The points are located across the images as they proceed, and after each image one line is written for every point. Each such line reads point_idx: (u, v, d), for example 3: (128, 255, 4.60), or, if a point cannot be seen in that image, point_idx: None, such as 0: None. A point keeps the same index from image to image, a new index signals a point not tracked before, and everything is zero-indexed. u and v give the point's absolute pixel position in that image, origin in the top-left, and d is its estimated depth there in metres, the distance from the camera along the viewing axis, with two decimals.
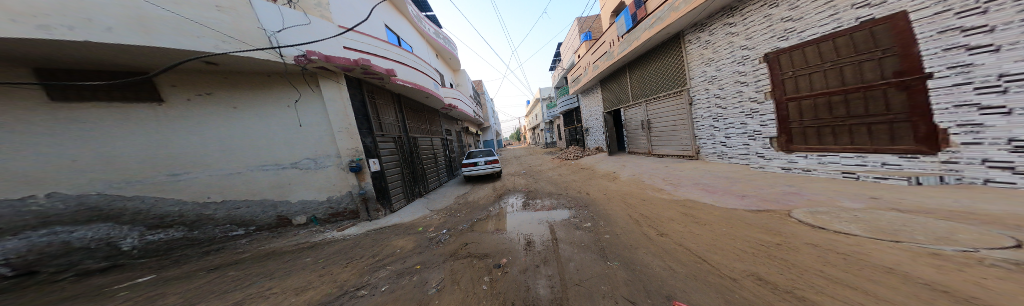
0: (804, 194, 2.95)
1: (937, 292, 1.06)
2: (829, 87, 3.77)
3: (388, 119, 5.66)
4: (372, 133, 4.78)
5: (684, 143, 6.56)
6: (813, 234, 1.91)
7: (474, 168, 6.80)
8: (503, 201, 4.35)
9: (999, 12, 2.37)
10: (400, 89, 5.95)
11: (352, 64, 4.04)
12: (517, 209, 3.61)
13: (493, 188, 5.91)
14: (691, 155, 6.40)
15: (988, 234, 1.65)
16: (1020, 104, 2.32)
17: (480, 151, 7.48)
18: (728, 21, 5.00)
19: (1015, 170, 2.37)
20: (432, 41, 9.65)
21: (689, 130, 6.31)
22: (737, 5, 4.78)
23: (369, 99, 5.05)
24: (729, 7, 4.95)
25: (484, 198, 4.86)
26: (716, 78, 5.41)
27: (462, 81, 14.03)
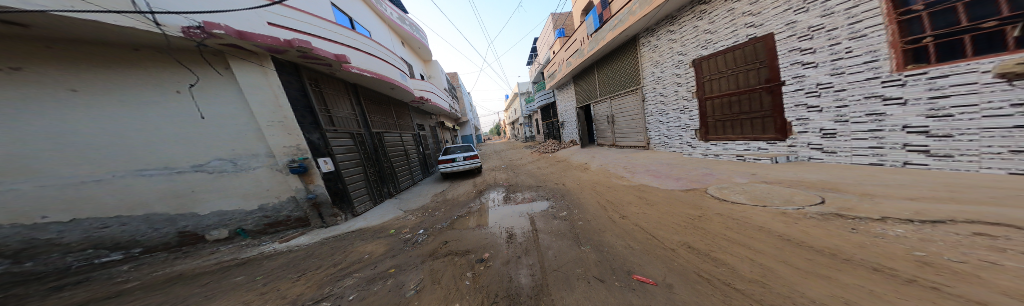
0: (713, 175, 3.83)
1: (787, 241, 1.57)
2: (729, 89, 4.82)
3: (344, 111, 4.97)
4: (320, 128, 4.09)
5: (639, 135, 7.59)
6: (719, 205, 2.54)
7: (452, 165, 6.50)
8: (483, 197, 4.28)
9: (817, 38, 3.48)
10: (355, 78, 5.14)
11: (283, 45, 3.30)
12: (500, 204, 3.64)
13: (470, 184, 5.76)
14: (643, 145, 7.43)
15: (809, 195, 2.50)
16: (826, 104, 3.51)
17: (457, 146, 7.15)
18: (666, 29, 5.86)
19: (823, 149, 3.62)
20: (397, 27, 8.43)
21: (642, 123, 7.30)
22: (671, 17, 5.66)
23: (313, 87, 4.26)
24: (666, 17, 5.77)
25: (463, 195, 4.74)
26: (660, 79, 6.30)
27: (435, 73, 12.72)
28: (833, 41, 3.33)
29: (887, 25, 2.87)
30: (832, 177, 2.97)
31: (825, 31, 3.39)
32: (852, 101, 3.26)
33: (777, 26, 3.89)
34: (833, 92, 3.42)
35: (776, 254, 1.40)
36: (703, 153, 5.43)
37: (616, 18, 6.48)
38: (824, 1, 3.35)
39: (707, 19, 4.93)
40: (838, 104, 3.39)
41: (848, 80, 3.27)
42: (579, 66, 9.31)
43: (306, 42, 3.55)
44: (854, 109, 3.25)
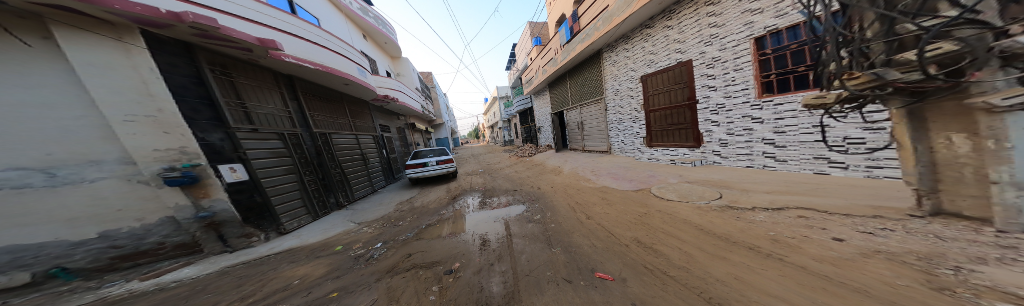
0: (654, 176, 4.57)
1: (703, 232, 1.98)
2: (663, 104, 5.77)
3: (266, 106, 4.07)
4: (224, 126, 3.22)
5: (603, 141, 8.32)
6: (657, 202, 3.04)
7: (423, 170, 5.88)
8: (457, 203, 4.02)
9: (717, 67, 4.51)
10: (287, 68, 4.32)
11: (168, 17, 2.35)
12: (476, 209, 3.49)
13: (439, 191, 5.34)
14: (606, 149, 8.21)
15: (711, 191, 3.25)
16: (722, 121, 4.58)
17: (429, 150, 6.43)
18: (620, 46, 6.70)
19: (721, 155, 4.70)
20: (358, 19, 7.47)
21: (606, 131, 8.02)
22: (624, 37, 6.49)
23: (214, 73, 3.31)
24: (622, 35, 6.50)
25: (435, 201, 4.35)
26: (619, 91, 7.03)
27: (405, 71, 11.67)
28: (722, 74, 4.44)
29: (752, 62, 3.98)
30: (727, 176, 3.90)
31: (722, 63, 4.42)
32: (737, 119, 4.32)
33: (695, 54, 4.84)
34: (726, 111, 4.48)
35: (699, 244, 1.75)
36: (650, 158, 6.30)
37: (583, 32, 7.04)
38: (717, 40, 4.44)
39: (650, 41, 5.76)
40: (729, 121, 4.45)
41: (734, 103, 4.33)
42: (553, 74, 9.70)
43: (211, 20, 2.64)
44: (739, 125, 4.31)
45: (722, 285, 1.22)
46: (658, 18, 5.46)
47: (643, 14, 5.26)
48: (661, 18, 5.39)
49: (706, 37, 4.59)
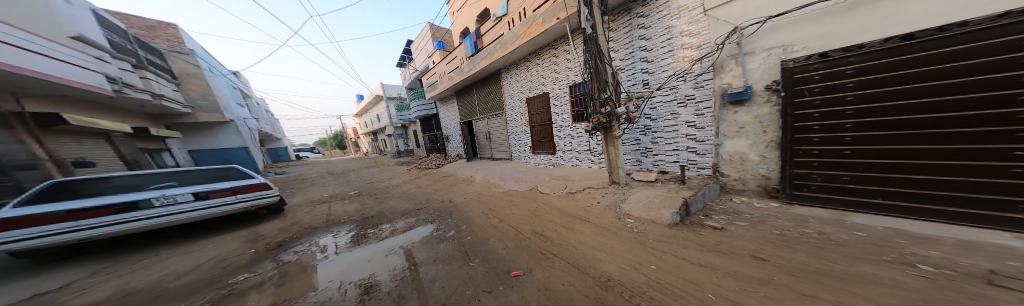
0: (536, 176, 5.82)
1: (570, 224, 2.93)
2: (536, 121, 7.20)
3: None
4: None
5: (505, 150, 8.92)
6: (546, 201, 3.93)
7: (155, 212, 3.25)
8: (264, 262, 2.42)
9: (558, 99, 6.23)
10: None
11: None
12: (342, 250, 2.54)
13: (272, 237, 3.28)
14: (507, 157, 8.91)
15: (562, 183, 4.76)
16: (561, 136, 6.43)
17: (175, 177, 3.70)
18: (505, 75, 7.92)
19: (562, 162, 6.60)
20: None
21: (505, 142, 8.72)
22: (507, 68, 7.73)
23: None
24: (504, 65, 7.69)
25: (266, 257, 2.55)
26: (513, 109, 7.93)
27: None
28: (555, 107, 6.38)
29: (568, 102, 5.96)
30: (569, 172, 5.75)
31: (561, 97, 6.14)
32: (569, 136, 6.19)
33: (550, 87, 6.38)
34: (565, 130, 6.28)
35: (573, 232, 2.62)
36: (528, 161, 7.90)
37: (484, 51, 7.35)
38: (548, 84, 6.43)
39: (530, 72, 6.91)
40: (565, 136, 6.29)
41: (566, 124, 6.23)
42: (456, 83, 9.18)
43: None
44: (569, 140, 6.22)
45: (578, 254, 2.03)
46: (524, 59, 7.03)
47: (521, 50, 6.33)
48: (524, 60, 7.03)
49: (548, 82, 6.39)
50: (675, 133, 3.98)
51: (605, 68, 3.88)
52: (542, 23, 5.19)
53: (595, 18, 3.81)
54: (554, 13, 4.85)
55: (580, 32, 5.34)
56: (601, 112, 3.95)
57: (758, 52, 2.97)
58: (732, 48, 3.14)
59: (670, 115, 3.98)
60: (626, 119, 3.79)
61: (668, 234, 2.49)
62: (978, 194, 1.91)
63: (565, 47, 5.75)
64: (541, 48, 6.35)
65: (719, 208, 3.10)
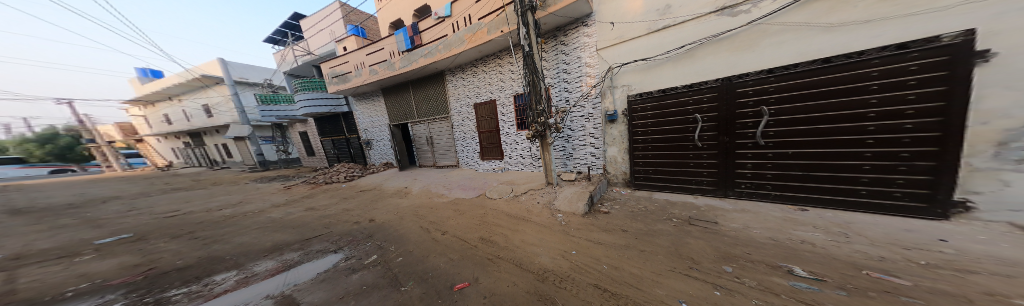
0: (484, 181, 5.81)
1: (509, 225, 3.07)
2: (482, 128, 7.21)
3: None
4: None
5: (452, 157, 8.35)
6: (492, 206, 4.01)
7: None
8: None
9: (503, 107, 6.53)
10: None
11: None
12: None
13: None
14: (454, 164, 8.36)
15: (503, 187, 4.96)
16: (506, 143, 6.72)
17: None
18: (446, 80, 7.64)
19: (508, 167, 6.84)
20: None
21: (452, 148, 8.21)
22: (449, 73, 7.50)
23: None
24: (444, 69, 7.47)
25: None
26: (460, 113, 7.64)
27: None
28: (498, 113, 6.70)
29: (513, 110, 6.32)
30: (514, 177, 6.04)
31: (506, 107, 6.48)
32: (513, 142, 6.56)
33: (496, 95, 6.57)
34: (510, 137, 6.56)
35: (515, 233, 2.73)
36: (475, 168, 7.75)
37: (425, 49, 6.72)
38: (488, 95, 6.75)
39: (476, 78, 6.93)
40: (511, 142, 6.60)
41: (511, 131, 6.53)
42: (386, 78, 7.90)
43: None
44: (514, 146, 6.56)
45: (519, 253, 2.14)
46: (466, 66, 7.07)
47: (467, 56, 6.30)
48: (465, 68, 7.07)
49: (488, 92, 6.73)
50: (584, 142, 4.93)
51: (534, 81, 4.37)
52: (486, 32, 5.31)
53: (531, 37, 4.20)
54: (498, 26, 5.09)
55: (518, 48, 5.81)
56: (538, 122, 4.38)
57: (618, 87, 4.30)
58: (608, 82, 4.38)
59: (581, 127, 4.90)
60: (555, 128, 4.48)
61: (596, 227, 3.00)
62: (685, 174, 3.88)
63: (503, 61, 6.23)
64: (481, 59, 6.63)
65: (612, 196, 4.18)
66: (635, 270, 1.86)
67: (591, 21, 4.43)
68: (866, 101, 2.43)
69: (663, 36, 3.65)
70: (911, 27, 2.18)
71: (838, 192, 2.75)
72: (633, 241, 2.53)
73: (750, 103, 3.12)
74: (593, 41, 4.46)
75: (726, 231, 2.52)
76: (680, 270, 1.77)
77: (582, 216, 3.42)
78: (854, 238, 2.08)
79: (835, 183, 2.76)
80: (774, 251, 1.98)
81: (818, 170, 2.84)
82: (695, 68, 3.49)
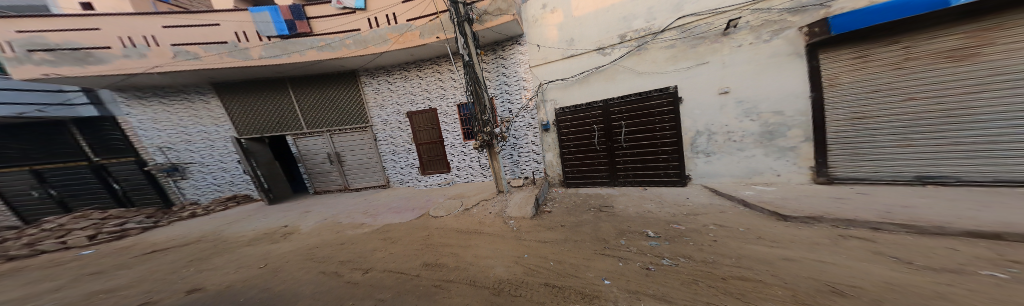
0: (428, 198, 5.26)
1: (461, 241, 2.84)
2: (422, 139, 6.53)
3: None
4: None
5: (382, 175, 7.14)
6: (435, 224, 3.66)
7: None
8: None
9: (447, 116, 6.19)
10: None
11: None
12: None
13: None
14: (385, 184, 7.16)
15: (452, 203, 4.62)
16: (452, 153, 6.35)
17: None
18: (366, 82, 6.56)
19: (456, 179, 6.44)
20: None
21: (381, 163, 7.05)
22: (371, 74, 6.50)
23: None
24: (365, 69, 6.44)
25: None
26: (388, 122, 6.69)
27: None
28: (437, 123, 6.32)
29: (457, 120, 6.08)
30: (465, 189, 5.73)
31: (445, 116, 6.20)
32: (458, 153, 6.28)
33: (437, 103, 6.19)
34: (455, 147, 6.27)
35: (472, 249, 2.56)
36: (412, 185, 6.92)
37: (328, 42, 5.23)
38: (422, 102, 6.30)
39: (408, 83, 6.30)
40: (456, 152, 6.29)
41: (456, 141, 6.25)
42: (241, 68, 5.40)
43: None
44: (460, 157, 6.27)
45: (472, 270, 2.00)
46: (394, 69, 6.35)
47: (395, 57, 5.68)
48: (393, 71, 6.34)
49: (422, 99, 6.28)
50: (528, 149, 5.29)
51: (475, 91, 4.42)
52: (421, 36, 4.98)
53: (470, 48, 4.20)
54: (434, 31, 4.90)
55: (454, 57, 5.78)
56: (484, 131, 4.42)
57: (540, 101, 5.01)
58: (540, 96, 4.99)
59: (525, 136, 5.25)
60: (501, 137, 4.66)
61: (546, 228, 3.19)
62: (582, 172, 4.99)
63: (438, 67, 6.00)
64: (412, 63, 6.16)
65: (553, 197, 4.60)
66: (575, 261, 2.20)
67: (521, 41, 4.92)
68: (668, 117, 4.08)
69: (564, 63, 4.67)
70: (660, 79, 4.07)
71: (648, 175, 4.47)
72: (569, 234, 2.95)
73: (609, 118, 4.55)
74: (526, 58, 4.95)
75: (625, 214, 3.37)
76: (599, 251, 2.37)
77: (531, 218, 3.61)
78: (700, 209, 3.20)
79: (648, 170, 4.44)
80: (667, 230, 2.73)
81: (642, 162, 4.45)
82: (582, 92, 4.67)
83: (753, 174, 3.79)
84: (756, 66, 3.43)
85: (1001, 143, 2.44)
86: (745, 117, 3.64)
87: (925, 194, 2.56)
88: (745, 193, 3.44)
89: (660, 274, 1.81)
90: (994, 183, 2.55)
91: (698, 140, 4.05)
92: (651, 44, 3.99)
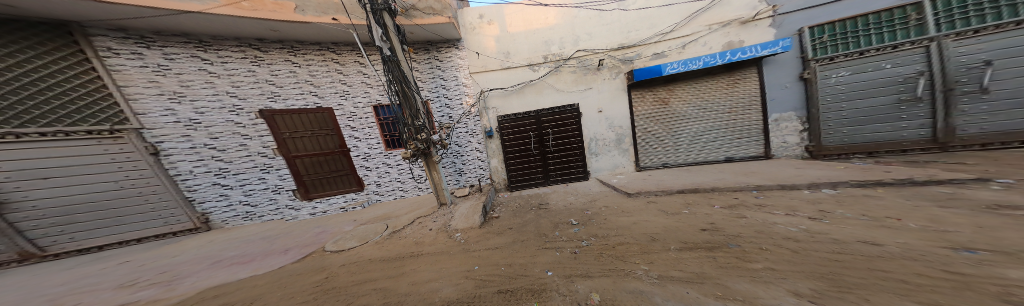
0: (329, 230, 4.35)
1: (393, 271, 2.44)
2: (314, 149, 5.25)
3: None
4: None
5: (187, 211, 4.49)
6: (338, 259, 2.99)
7: None
8: None
9: (357, 121, 5.40)
10: None
11: None
12: None
13: None
14: (200, 225, 4.62)
15: (359, 233, 3.97)
16: (363, 165, 5.58)
17: None
18: (121, 53, 3.83)
19: (373, 193, 5.75)
20: None
21: (187, 191, 4.44)
22: (146, 43, 3.95)
23: None
24: (116, 29, 3.76)
25: None
26: (198, 124, 4.39)
27: None
28: (325, 129, 5.22)
29: (375, 124, 5.46)
30: (388, 209, 5.25)
31: (348, 119, 5.28)
32: (372, 166, 5.61)
33: (333, 103, 5.21)
34: (360, 156, 5.50)
35: (416, 270, 2.39)
36: (275, 218, 5.16)
37: None
38: (285, 99, 4.90)
39: (263, 69, 4.71)
40: (365, 163, 5.59)
41: (361, 152, 5.51)
42: None
43: None
44: (374, 170, 5.70)
45: (414, 299, 1.77)
46: (213, 42, 4.36)
47: (238, 30, 4.14)
48: (214, 46, 4.36)
49: (285, 95, 4.88)
50: (473, 155, 5.57)
51: (400, 92, 3.83)
52: (295, 10, 4.02)
53: (392, 41, 3.65)
54: (325, 10, 4.21)
55: (336, 47, 5.11)
56: (418, 138, 3.93)
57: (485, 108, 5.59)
58: (483, 103, 5.51)
59: (468, 143, 5.52)
60: (440, 144, 4.30)
61: (493, 233, 3.34)
62: (516, 172, 5.71)
63: (308, 56, 4.95)
64: (256, 43, 4.60)
65: (500, 201, 4.95)
66: (523, 260, 2.45)
67: (462, 46, 5.38)
68: (575, 125, 5.54)
69: (496, 74, 5.47)
70: (567, 95, 5.53)
71: (567, 172, 5.68)
72: (516, 235, 3.21)
73: (535, 126, 5.55)
74: (466, 63, 5.38)
75: (558, 208, 4.11)
76: (542, 246, 2.78)
77: (480, 226, 3.64)
78: (590, 194, 4.62)
79: (566, 169, 5.66)
80: (581, 214, 3.68)
81: (562, 162, 5.63)
82: (518, 102, 5.55)
83: (615, 170, 5.65)
84: (611, 94, 5.49)
85: (688, 146, 5.38)
86: (613, 129, 5.57)
87: (670, 172, 5.08)
88: (614, 180, 5.14)
89: (584, 255, 2.40)
90: (690, 165, 5.43)
91: (591, 144, 5.60)
92: (563, 68, 5.50)
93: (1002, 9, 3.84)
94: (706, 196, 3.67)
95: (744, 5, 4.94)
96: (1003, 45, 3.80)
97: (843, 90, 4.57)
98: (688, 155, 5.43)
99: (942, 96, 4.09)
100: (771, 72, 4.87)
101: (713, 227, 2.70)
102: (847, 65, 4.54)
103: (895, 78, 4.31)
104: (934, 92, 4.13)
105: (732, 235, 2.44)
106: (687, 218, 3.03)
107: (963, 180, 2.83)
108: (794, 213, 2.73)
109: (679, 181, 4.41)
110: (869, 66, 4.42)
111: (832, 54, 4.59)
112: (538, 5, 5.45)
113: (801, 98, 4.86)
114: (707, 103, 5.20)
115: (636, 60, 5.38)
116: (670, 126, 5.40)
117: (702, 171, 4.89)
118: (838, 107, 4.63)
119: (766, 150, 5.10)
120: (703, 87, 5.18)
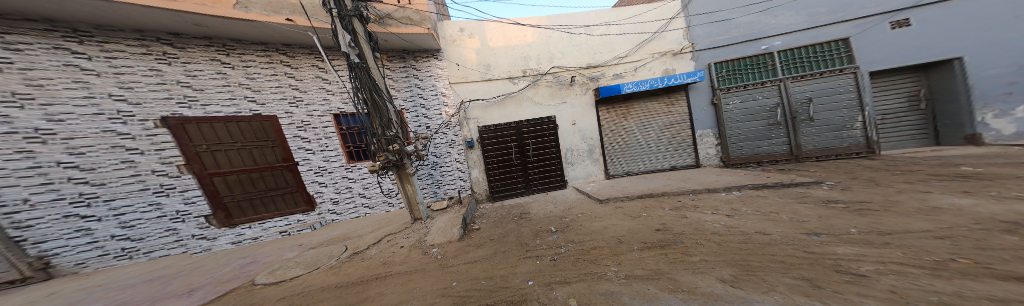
0: (258, 260, 3.59)
1: (352, 297, 2.18)
2: (246, 165, 4.45)
3: None
4: None
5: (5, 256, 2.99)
6: (273, 293, 2.49)
7: None
8: None
9: (309, 131, 4.86)
10: None
11: None
12: None
13: None
14: (31, 274, 3.11)
15: (303, 260, 3.37)
16: (314, 180, 4.90)
17: None
18: None
19: (328, 211, 5.07)
20: None
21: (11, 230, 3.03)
22: None
23: None
24: None
25: None
26: (50, 135, 3.18)
27: None
28: (264, 140, 4.54)
29: (337, 134, 5.10)
30: (345, 229, 4.63)
31: (296, 128, 4.77)
32: (327, 180, 5.00)
33: (278, 111, 4.64)
34: (310, 170, 4.87)
35: (380, 292, 2.23)
36: (170, 253, 3.97)
37: None
38: (205, 105, 4.15)
39: (176, 68, 3.96)
40: (320, 177, 4.94)
41: (313, 165, 4.88)
42: None
43: None
44: (327, 185, 5.02)
45: None
46: (96, 33, 3.48)
47: (149, 22, 3.51)
48: (99, 37, 3.49)
49: (205, 99, 4.15)
50: (452, 167, 5.53)
51: (368, 99, 3.51)
52: (233, 5, 3.55)
53: (363, 48, 3.49)
54: (279, 10, 3.86)
55: (284, 49, 4.73)
56: (389, 150, 3.62)
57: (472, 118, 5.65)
58: (463, 113, 5.58)
59: (447, 153, 5.47)
60: (416, 155, 4.01)
61: (470, 246, 3.32)
62: (498, 183, 5.75)
63: (245, 57, 4.42)
64: (167, 37, 3.90)
65: (481, 213, 4.92)
66: (502, 272, 2.50)
67: (441, 56, 5.46)
68: (553, 136, 5.92)
69: (475, 85, 5.62)
70: (543, 109, 5.89)
71: (548, 180, 5.97)
72: (497, 247, 3.23)
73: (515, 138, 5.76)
74: (445, 73, 5.47)
75: (538, 217, 4.30)
76: (525, 255, 2.89)
77: (459, 240, 3.55)
78: (565, 202, 4.96)
79: (547, 177, 5.95)
80: (557, 222, 3.92)
81: (543, 171, 5.90)
82: (502, 113, 5.72)
83: (589, 177, 6.19)
84: (582, 108, 6.07)
85: (644, 156, 6.28)
86: (586, 139, 6.13)
87: (632, 179, 5.83)
88: (588, 188, 5.59)
89: (562, 261, 2.59)
90: (648, 172, 6.32)
91: (568, 154, 6.05)
92: (541, 82, 5.87)
93: (816, 63, 5.74)
94: (659, 200, 4.33)
95: (674, 39, 6.15)
96: (815, 88, 5.73)
97: (739, 113, 6.03)
98: (644, 164, 6.33)
99: (792, 120, 5.81)
100: (695, 97, 6.15)
101: (664, 226, 3.23)
102: (739, 94, 6.01)
103: (765, 106, 5.93)
104: (788, 118, 5.83)
105: (678, 233, 2.97)
106: (645, 220, 3.54)
107: (809, 182, 4.09)
108: (717, 212, 3.49)
109: (634, 188, 5.11)
110: (751, 96, 5.98)
111: (730, 85, 6.03)
112: (515, 23, 5.82)
113: (715, 117, 6.18)
114: (654, 119, 6.18)
115: (602, 78, 6.10)
116: (627, 139, 6.24)
117: (654, 178, 5.76)
118: (738, 126, 6.06)
119: (706, 156, 6.27)
120: (653, 106, 6.18)
